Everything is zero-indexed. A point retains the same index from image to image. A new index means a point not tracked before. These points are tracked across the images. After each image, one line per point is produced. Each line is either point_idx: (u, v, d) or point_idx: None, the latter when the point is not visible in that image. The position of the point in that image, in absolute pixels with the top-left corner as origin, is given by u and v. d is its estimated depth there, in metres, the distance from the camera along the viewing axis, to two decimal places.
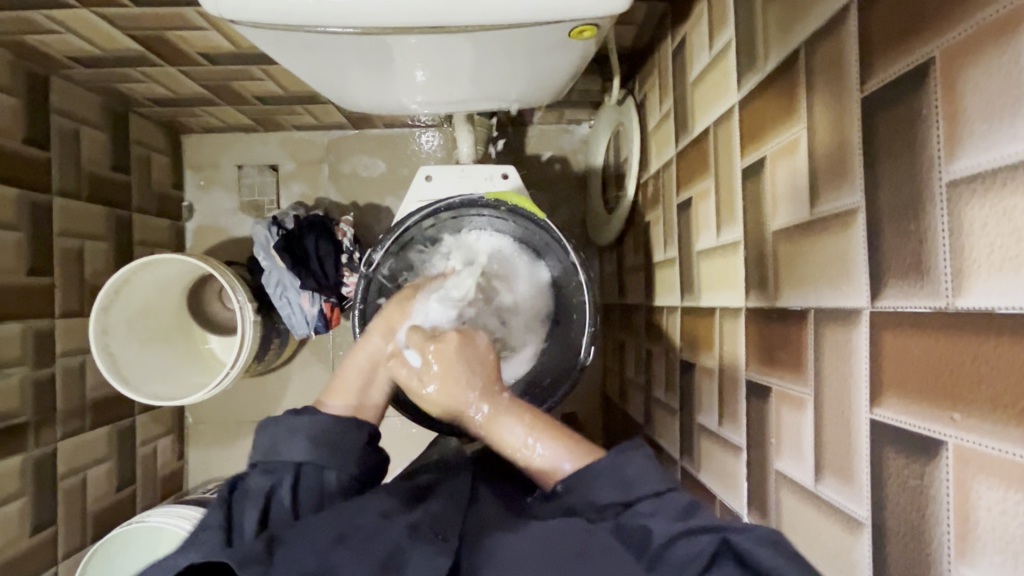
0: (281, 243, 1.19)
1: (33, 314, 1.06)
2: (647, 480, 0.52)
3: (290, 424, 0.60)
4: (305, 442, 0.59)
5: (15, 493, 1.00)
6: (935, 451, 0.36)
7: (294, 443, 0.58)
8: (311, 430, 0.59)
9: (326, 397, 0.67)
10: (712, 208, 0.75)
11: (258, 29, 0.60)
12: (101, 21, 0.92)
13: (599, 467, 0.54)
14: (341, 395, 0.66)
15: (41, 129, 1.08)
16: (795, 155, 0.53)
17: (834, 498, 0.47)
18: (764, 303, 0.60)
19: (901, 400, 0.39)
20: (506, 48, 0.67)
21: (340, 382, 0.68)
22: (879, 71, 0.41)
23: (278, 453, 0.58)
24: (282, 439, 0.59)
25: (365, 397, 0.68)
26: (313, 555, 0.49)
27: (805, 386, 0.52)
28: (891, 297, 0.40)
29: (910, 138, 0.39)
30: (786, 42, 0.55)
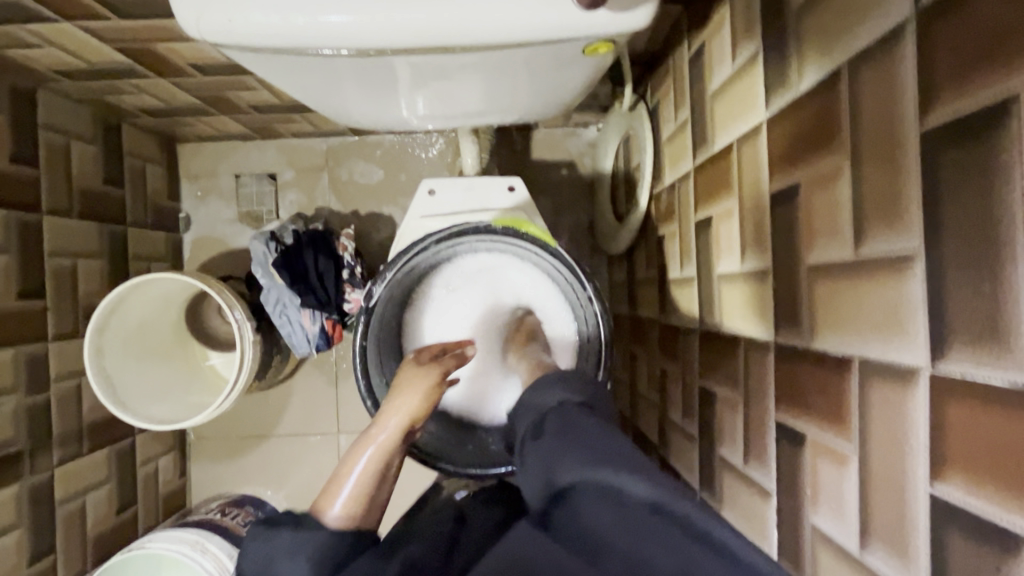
0: (280, 260, 1.14)
1: (26, 339, 1.03)
2: (611, 442, 0.54)
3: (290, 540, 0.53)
4: (304, 561, 0.52)
5: (11, 524, 0.97)
6: (1015, 546, 0.32)
7: (289, 563, 0.52)
8: (312, 547, 0.53)
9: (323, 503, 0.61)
10: (736, 230, 0.70)
11: (244, 52, 0.55)
12: (85, 35, 0.87)
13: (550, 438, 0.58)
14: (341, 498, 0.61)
15: (29, 145, 1.04)
16: (836, 186, 0.48)
17: (884, 571, 0.43)
18: (796, 342, 0.56)
19: (970, 480, 0.35)
20: (514, 65, 0.62)
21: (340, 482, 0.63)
22: (941, 105, 0.37)
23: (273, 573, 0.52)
24: (278, 555, 0.53)
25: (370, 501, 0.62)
26: None
27: (847, 442, 0.47)
28: (959, 361, 0.36)
29: (986, 185, 0.34)
30: (828, 58, 0.50)
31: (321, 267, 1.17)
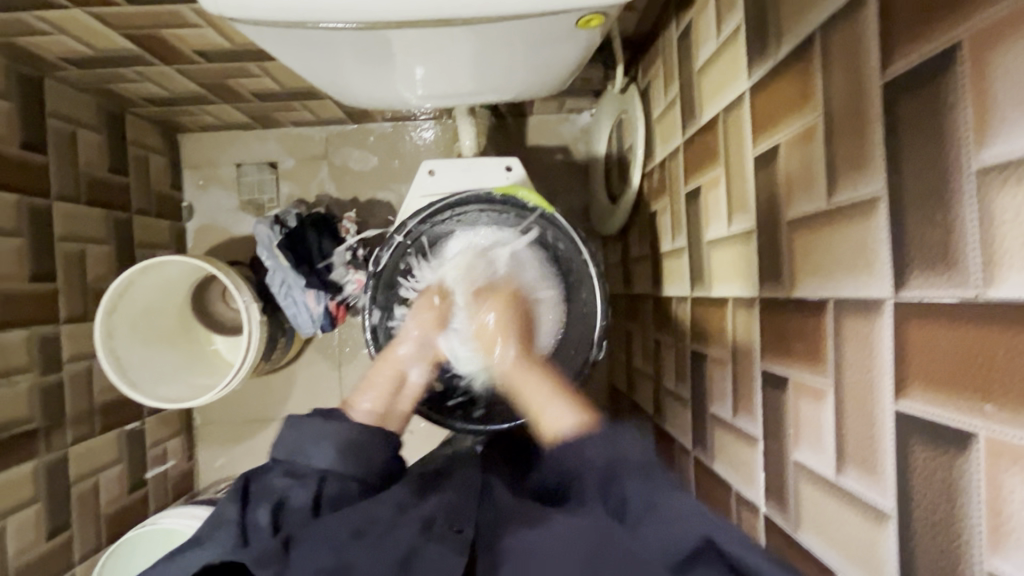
0: (285, 243, 1.17)
1: (38, 321, 1.06)
2: (640, 464, 0.58)
3: (317, 431, 0.62)
4: (329, 450, 0.61)
5: (29, 499, 1.00)
6: (965, 443, 0.36)
7: (317, 448, 0.61)
8: (337, 438, 0.62)
9: (354, 400, 0.75)
10: (723, 197, 0.74)
11: (257, 27, 0.59)
12: (95, 21, 0.90)
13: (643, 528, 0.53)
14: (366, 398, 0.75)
15: (37, 132, 1.07)
16: (811, 143, 0.52)
17: (857, 490, 0.47)
18: (778, 294, 0.60)
19: (927, 392, 0.39)
20: (511, 40, 0.65)
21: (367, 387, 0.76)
22: (900, 57, 0.41)
23: (300, 458, 0.61)
24: (305, 444, 0.61)
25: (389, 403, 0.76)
26: (328, 554, 0.51)
27: (825, 377, 0.51)
28: (917, 288, 0.40)
29: (936, 124, 0.38)
30: (801, 26, 0.54)
31: (325, 249, 1.20)
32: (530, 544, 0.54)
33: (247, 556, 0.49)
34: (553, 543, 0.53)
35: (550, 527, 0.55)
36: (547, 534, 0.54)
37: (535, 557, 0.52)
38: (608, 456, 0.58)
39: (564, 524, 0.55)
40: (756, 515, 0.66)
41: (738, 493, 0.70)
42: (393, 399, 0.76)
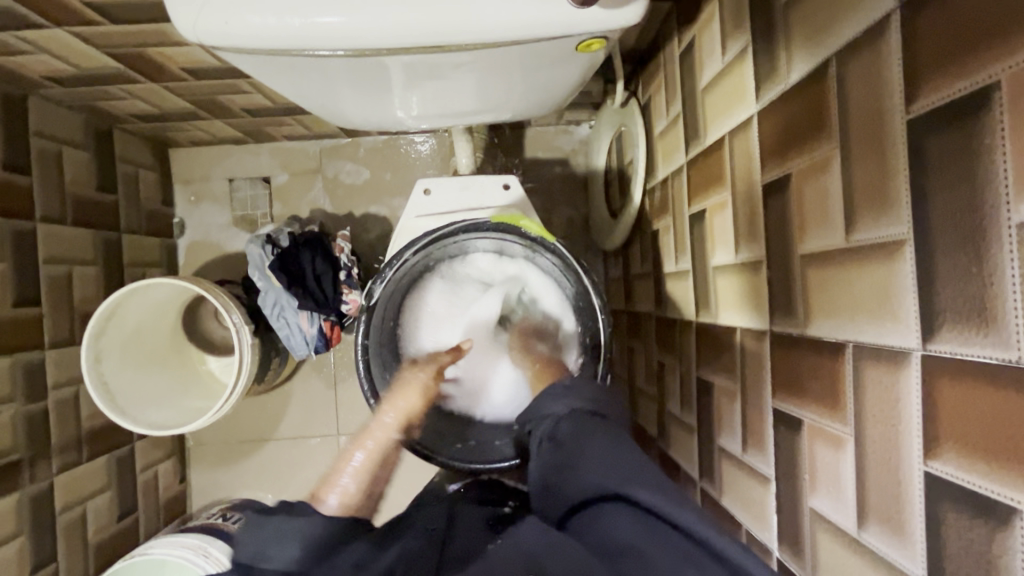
0: (277, 263, 1.14)
1: (23, 347, 1.03)
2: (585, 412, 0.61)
3: (279, 524, 0.52)
4: (292, 546, 0.50)
5: (12, 533, 0.97)
6: (1008, 518, 0.33)
7: (281, 547, 0.50)
8: (303, 529, 0.51)
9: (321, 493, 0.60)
10: (730, 222, 0.71)
11: (241, 54, 0.56)
12: (76, 40, 0.87)
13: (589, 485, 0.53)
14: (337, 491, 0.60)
15: (21, 153, 1.04)
16: (827, 175, 0.50)
17: (881, 550, 0.44)
18: (791, 331, 0.57)
19: (964, 457, 0.36)
20: (509, 63, 0.62)
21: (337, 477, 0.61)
22: (927, 93, 0.38)
23: (258, 560, 0.49)
24: (265, 542, 0.51)
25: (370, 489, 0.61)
26: None
27: (844, 425, 0.48)
28: (950, 343, 0.37)
29: (970, 170, 0.35)
30: (814, 52, 0.51)
31: (318, 269, 1.16)
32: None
33: None
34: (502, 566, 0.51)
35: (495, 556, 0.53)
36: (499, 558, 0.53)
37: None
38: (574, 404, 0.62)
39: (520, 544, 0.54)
40: (769, 558, 0.63)
41: (748, 531, 0.68)
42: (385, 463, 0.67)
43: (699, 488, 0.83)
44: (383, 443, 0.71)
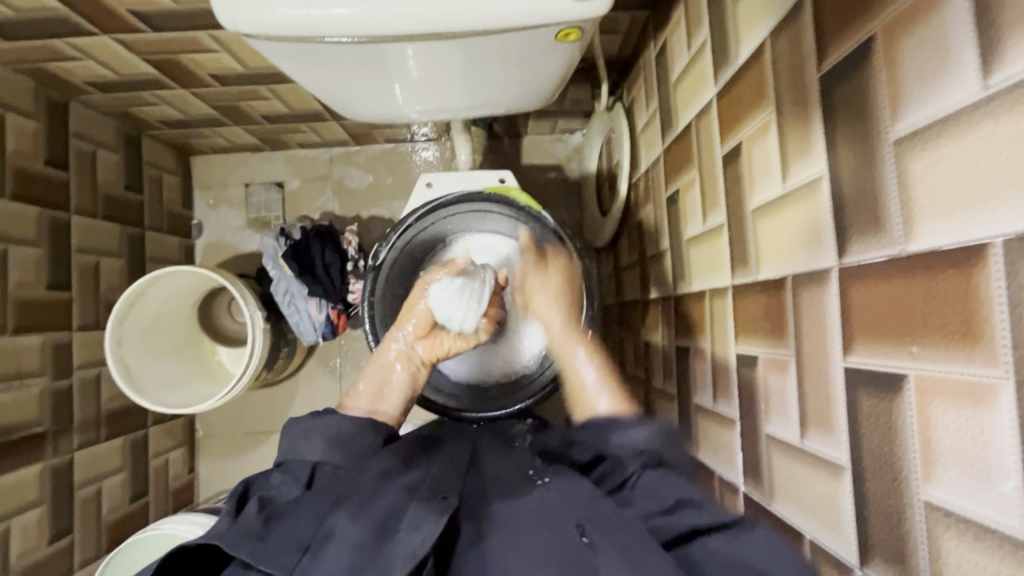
0: (289, 253, 1.22)
1: (52, 327, 1.11)
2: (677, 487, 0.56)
3: (307, 426, 0.62)
4: (318, 443, 0.61)
5: (34, 501, 1.03)
6: (899, 385, 0.40)
7: (312, 444, 0.60)
8: (326, 431, 0.61)
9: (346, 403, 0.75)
10: (698, 196, 0.79)
11: (269, 42, 0.66)
12: (120, 47, 0.98)
13: (625, 456, 0.60)
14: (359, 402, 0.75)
15: (60, 151, 1.14)
16: (767, 136, 0.58)
17: (819, 450, 0.50)
18: (747, 278, 0.64)
19: (868, 343, 0.43)
20: (498, 54, 0.72)
21: (358, 389, 0.77)
22: (832, 52, 0.46)
23: (294, 454, 0.60)
24: (298, 439, 0.61)
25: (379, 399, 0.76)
26: (310, 522, 0.51)
27: (787, 348, 0.55)
28: (854, 253, 0.44)
29: (861, 107, 0.43)
30: (755, 34, 0.60)
31: (327, 259, 1.25)
32: (524, 513, 0.55)
33: (228, 535, 0.49)
34: (546, 508, 0.54)
35: (540, 493, 0.57)
36: (540, 500, 0.56)
37: (528, 525, 0.53)
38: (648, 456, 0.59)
39: (558, 488, 0.57)
40: (737, 495, 0.68)
41: (720, 477, 0.73)
42: (383, 396, 0.77)
43: None
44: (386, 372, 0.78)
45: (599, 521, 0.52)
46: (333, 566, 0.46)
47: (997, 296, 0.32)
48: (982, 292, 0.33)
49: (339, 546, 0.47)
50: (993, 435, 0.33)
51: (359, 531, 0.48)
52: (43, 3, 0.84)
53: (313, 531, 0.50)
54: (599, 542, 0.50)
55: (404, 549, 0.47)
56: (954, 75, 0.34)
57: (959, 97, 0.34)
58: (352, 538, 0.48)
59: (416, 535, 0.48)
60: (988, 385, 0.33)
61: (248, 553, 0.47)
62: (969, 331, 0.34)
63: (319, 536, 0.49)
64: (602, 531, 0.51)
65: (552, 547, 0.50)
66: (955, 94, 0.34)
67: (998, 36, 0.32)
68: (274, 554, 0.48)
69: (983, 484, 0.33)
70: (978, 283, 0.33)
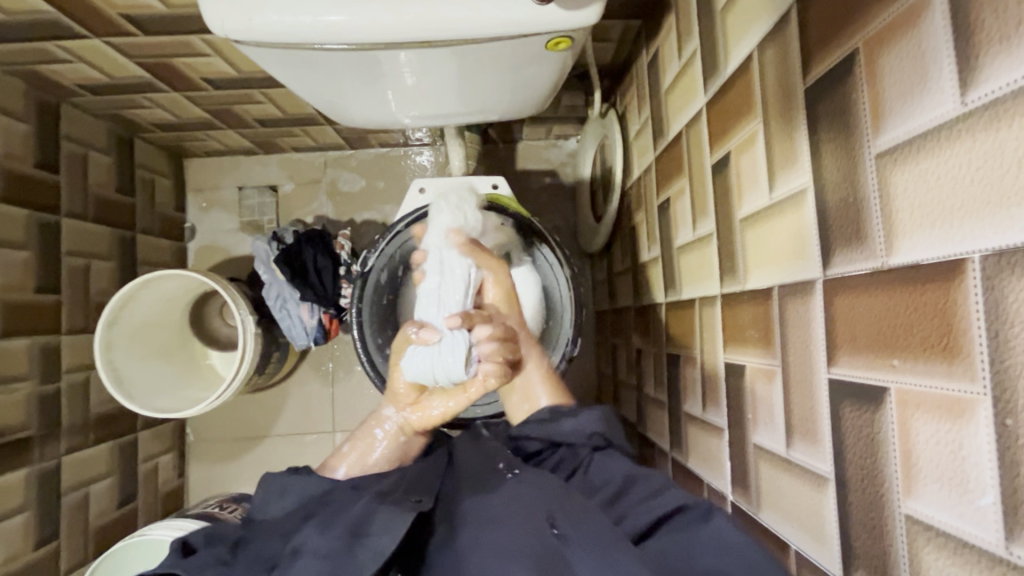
0: (281, 257, 1.22)
1: (41, 330, 1.10)
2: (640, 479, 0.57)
3: (284, 483, 0.60)
4: (290, 502, 0.59)
5: (19, 506, 1.02)
6: (880, 398, 0.40)
7: (283, 503, 0.58)
8: (300, 493, 0.59)
9: (333, 463, 0.82)
10: (688, 204, 0.79)
11: (259, 48, 0.66)
12: (111, 50, 0.97)
13: (579, 442, 0.64)
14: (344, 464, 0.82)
15: (51, 153, 1.14)
16: (754, 147, 0.58)
17: (804, 461, 0.50)
18: (735, 288, 0.64)
19: (851, 355, 0.43)
20: (489, 62, 0.72)
21: (344, 453, 0.83)
22: (816, 65, 0.47)
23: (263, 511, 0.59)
24: (269, 495, 0.59)
25: (362, 464, 0.82)
26: (279, 540, 0.51)
27: (774, 358, 0.55)
28: (838, 265, 0.44)
29: (845, 120, 0.43)
30: (743, 45, 0.60)
31: (320, 264, 1.24)
32: (494, 513, 0.53)
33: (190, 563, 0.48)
34: (517, 504, 0.53)
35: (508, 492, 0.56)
36: (511, 496, 0.55)
37: (499, 524, 0.52)
38: (596, 437, 0.64)
39: (526, 485, 0.56)
40: (725, 505, 0.68)
41: (709, 486, 0.73)
42: (368, 461, 0.82)
43: (670, 459, 0.88)
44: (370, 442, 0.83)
45: (568, 512, 0.50)
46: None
47: (976, 310, 0.32)
48: (960, 306, 0.33)
49: (308, 558, 0.46)
50: (971, 450, 0.33)
51: (328, 541, 0.48)
52: (34, 6, 0.84)
53: (279, 551, 0.50)
54: (568, 530, 0.49)
55: (373, 549, 0.47)
56: (932, 91, 0.35)
57: (937, 114, 0.34)
58: (321, 550, 0.47)
59: (387, 536, 0.48)
60: (966, 399, 0.33)
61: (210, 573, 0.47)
62: (949, 345, 0.34)
63: (287, 552, 0.48)
64: (570, 519, 0.50)
65: (523, 542, 0.49)
66: (933, 110, 0.35)
67: (977, 52, 0.32)
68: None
69: (962, 498, 0.34)
70: (957, 298, 0.33)
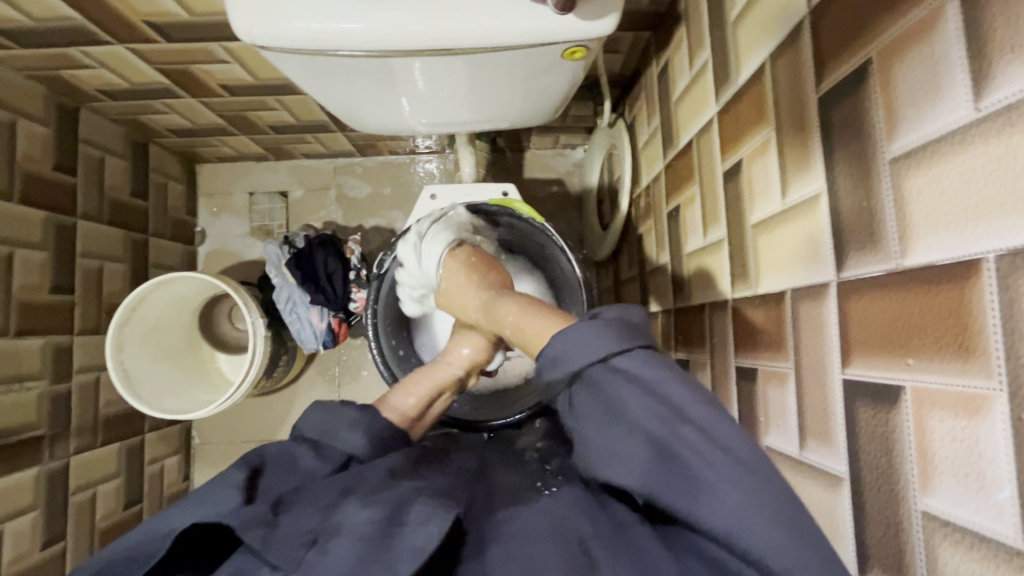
0: (292, 261, 1.24)
1: (53, 331, 1.11)
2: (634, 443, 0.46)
3: (348, 415, 0.61)
4: (358, 435, 0.60)
5: (28, 505, 1.02)
6: (895, 397, 0.41)
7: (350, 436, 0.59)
8: (367, 425, 0.61)
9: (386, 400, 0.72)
10: (699, 211, 0.80)
11: (283, 54, 0.68)
12: (132, 56, 0.99)
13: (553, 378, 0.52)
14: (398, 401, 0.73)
15: (69, 156, 1.15)
16: (767, 154, 0.59)
17: (818, 461, 0.50)
18: (747, 292, 0.65)
19: (865, 356, 0.44)
20: (505, 71, 0.74)
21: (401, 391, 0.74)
22: (829, 74, 0.48)
23: (328, 438, 0.59)
24: (334, 424, 0.60)
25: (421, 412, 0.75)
26: (318, 513, 0.51)
27: (786, 361, 0.56)
28: (852, 268, 0.45)
29: (859, 128, 0.44)
30: (755, 56, 0.62)
31: (330, 268, 1.25)
32: (526, 523, 0.54)
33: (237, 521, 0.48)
34: (551, 519, 0.54)
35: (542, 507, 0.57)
36: (543, 511, 0.56)
37: (532, 533, 0.52)
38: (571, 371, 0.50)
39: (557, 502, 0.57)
40: None
41: None
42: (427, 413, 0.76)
43: None
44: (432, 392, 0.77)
45: (601, 538, 0.51)
46: (337, 560, 0.45)
47: (992, 308, 0.33)
48: (976, 305, 0.34)
49: (345, 539, 0.46)
50: (988, 445, 0.34)
51: (365, 523, 0.47)
52: (61, 13, 0.86)
53: (319, 525, 0.49)
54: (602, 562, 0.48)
55: (408, 544, 0.46)
56: (947, 97, 0.36)
57: (952, 119, 0.36)
58: (357, 533, 0.47)
59: (424, 531, 0.47)
60: (982, 396, 0.34)
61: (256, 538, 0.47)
62: (964, 344, 0.35)
63: (325, 529, 0.48)
64: (605, 548, 0.50)
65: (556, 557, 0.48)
66: (948, 116, 0.36)
67: (990, 61, 0.33)
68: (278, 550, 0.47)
69: (980, 493, 0.34)
70: (972, 297, 0.34)
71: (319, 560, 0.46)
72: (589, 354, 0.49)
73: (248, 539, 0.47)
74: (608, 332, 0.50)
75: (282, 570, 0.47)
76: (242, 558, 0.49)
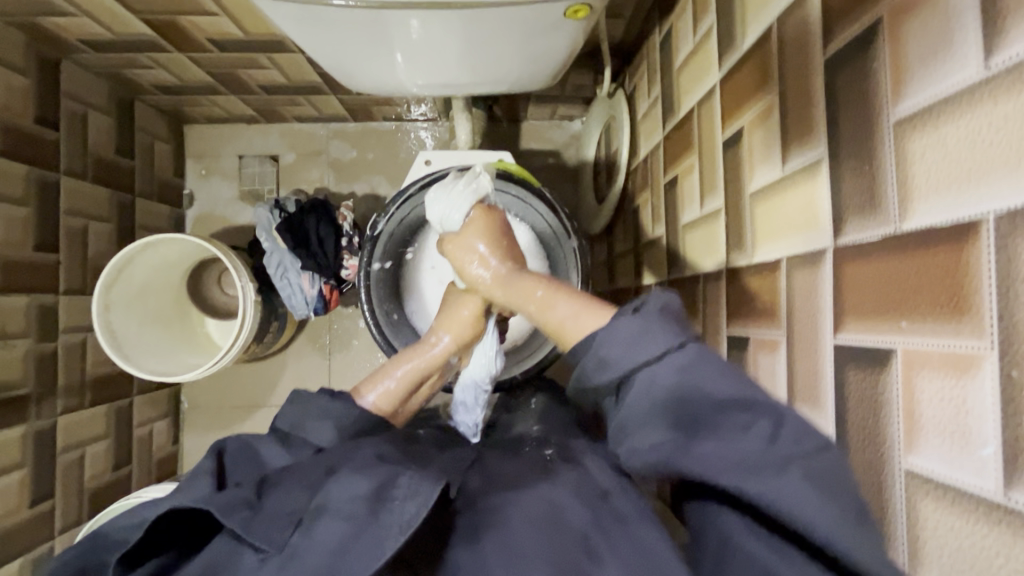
0: (284, 225, 1.22)
1: (38, 289, 1.09)
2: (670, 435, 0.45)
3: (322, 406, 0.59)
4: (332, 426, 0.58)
5: (17, 463, 1.02)
6: (885, 360, 0.41)
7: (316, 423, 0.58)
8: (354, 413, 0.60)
9: (364, 388, 0.70)
10: (697, 182, 0.79)
11: (275, 2, 0.65)
12: (116, 5, 0.95)
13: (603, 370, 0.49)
14: (377, 392, 0.69)
15: (50, 110, 1.12)
16: (768, 121, 0.59)
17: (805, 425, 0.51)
18: (741, 261, 0.65)
19: (859, 320, 0.44)
20: (505, 30, 0.72)
21: (382, 377, 0.70)
22: (839, 35, 0.47)
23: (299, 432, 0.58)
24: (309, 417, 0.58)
25: (402, 402, 0.71)
26: (303, 494, 0.49)
27: (779, 329, 0.56)
28: (850, 234, 0.45)
29: (864, 91, 0.44)
30: (762, 19, 0.61)
31: (322, 233, 1.24)
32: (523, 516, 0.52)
33: (217, 505, 0.47)
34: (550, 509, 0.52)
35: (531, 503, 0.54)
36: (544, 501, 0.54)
37: (539, 530, 0.50)
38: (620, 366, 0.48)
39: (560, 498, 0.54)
40: None
41: None
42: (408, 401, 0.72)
43: None
44: (424, 370, 0.73)
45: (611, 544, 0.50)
46: (325, 540, 0.45)
47: (989, 269, 0.33)
48: (973, 267, 0.34)
49: (331, 520, 0.46)
50: (976, 403, 0.34)
51: (353, 501, 0.47)
52: None
53: (306, 505, 0.48)
54: (607, 560, 0.48)
55: (399, 519, 0.46)
56: (957, 55, 0.36)
57: (961, 78, 0.35)
58: (343, 512, 0.46)
59: (412, 503, 0.47)
60: (974, 355, 0.34)
61: (242, 521, 0.46)
62: (960, 304, 0.35)
63: (312, 508, 0.47)
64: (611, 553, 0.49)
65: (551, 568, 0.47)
66: (957, 74, 0.35)
67: (1004, 16, 0.32)
68: (263, 531, 0.46)
69: (964, 450, 0.35)
70: (970, 258, 0.34)
71: (307, 541, 0.45)
72: (633, 354, 0.47)
73: (232, 522, 0.46)
74: (640, 326, 0.48)
75: (264, 553, 0.46)
76: (222, 546, 0.48)
